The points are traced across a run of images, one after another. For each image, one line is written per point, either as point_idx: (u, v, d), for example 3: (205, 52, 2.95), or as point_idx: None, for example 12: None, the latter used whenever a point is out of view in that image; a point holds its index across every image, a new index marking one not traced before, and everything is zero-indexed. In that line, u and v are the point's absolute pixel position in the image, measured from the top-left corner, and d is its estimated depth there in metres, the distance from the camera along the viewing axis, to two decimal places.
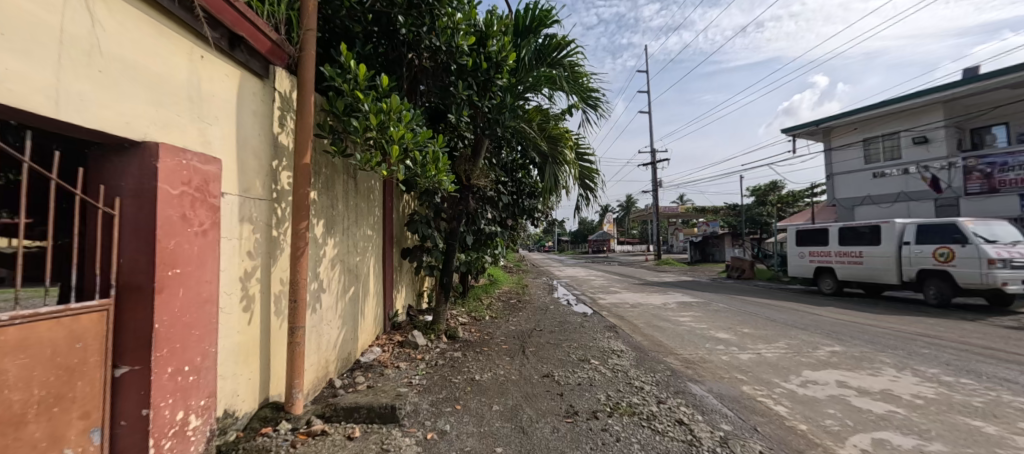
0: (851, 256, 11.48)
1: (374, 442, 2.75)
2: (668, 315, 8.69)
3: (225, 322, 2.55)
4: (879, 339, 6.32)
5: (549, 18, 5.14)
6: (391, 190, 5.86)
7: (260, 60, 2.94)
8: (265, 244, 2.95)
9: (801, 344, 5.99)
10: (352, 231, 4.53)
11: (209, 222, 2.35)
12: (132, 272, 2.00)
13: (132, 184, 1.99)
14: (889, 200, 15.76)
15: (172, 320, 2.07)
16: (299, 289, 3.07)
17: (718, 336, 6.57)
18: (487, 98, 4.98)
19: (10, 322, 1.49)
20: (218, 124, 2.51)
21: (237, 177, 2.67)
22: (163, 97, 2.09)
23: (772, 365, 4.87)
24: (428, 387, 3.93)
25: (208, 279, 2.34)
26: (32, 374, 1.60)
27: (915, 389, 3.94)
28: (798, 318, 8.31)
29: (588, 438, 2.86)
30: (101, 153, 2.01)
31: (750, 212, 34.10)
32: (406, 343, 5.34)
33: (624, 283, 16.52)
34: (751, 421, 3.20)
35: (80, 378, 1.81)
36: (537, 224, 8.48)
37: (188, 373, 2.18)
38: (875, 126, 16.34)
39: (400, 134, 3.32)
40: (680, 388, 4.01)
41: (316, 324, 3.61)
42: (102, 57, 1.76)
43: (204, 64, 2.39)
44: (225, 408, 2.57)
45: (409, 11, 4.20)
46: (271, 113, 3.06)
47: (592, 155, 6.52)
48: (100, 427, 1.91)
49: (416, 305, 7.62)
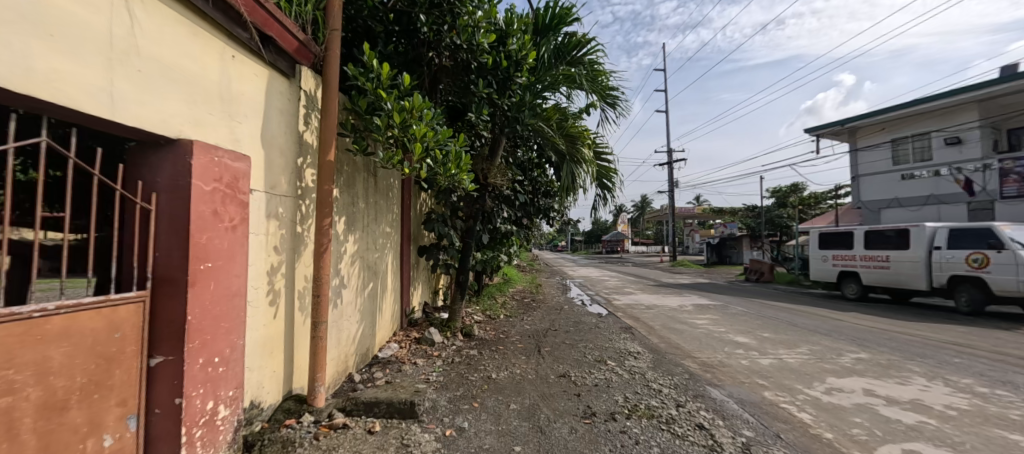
0: (877, 260, 11.11)
1: (394, 437, 2.79)
2: (684, 317, 8.56)
3: (253, 315, 2.62)
4: (906, 347, 6.10)
5: (569, 16, 5.10)
6: (409, 189, 5.93)
7: (287, 59, 3.00)
8: (290, 240, 3.03)
9: (825, 350, 5.83)
10: (372, 228, 4.62)
11: (238, 217, 2.41)
12: (167, 265, 2.06)
13: (167, 180, 2.06)
14: (918, 203, 15.23)
15: (203, 313, 2.13)
16: (322, 285, 3.14)
17: (737, 340, 6.45)
18: (507, 96, 5.00)
19: (55, 311, 1.58)
20: (247, 123, 2.58)
21: (264, 174, 2.73)
22: (196, 97, 2.15)
23: (795, 370, 4.76)
24: (445, 385, 3.96)
25: (237, 273, 2.40)
26: (75, 361, 1.67)
27: (947, 400, 3.79)
28: (821, 323, 8.07)
29: (606, 440, 2.84)
30: (138, 150, 2.07)
31: (770, 214, 33.12)
32: (424, 340, 5.39)
33: (640, 284, 16.34)
34: (774, 428, 3.14)
35: (118, 367, 1.88)
36: (552, 224, 8.46)
37: (218, 364, 2.24)
38: (904, 125, 15.75)
39: (422, 132, 3.37)
40: (700, 392, 3.95)
41: (337, 319, 3.68)
42: (141, 57, 1.82)
43: (235, 64, 2.45)
44: (251, 399, 2.63)
45: (430, 9, 4.21)
46: (297, 112, 3.13)
47: (610, 154, 6.46)
48: (135, 414, 1.98)
49: (432, 301, 7.68)
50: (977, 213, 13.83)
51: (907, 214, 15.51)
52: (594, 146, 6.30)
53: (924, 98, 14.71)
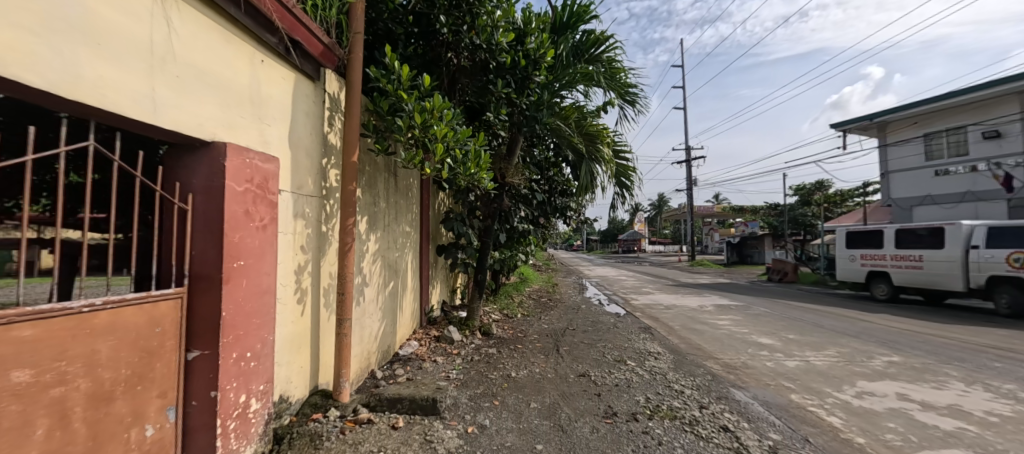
0: (909, 260, 10.67)
1: (417, 433, 2.83)
2: (705, 318, 8.40)
3: (282, 312, 2.70)
4: (942, 350, 5.85)
5: (588, 13, 5.08)
6: (428, 188, 6.01)
7: (312, 63, 3.07)
8: (316, 239, 3.10)
9: (854, 352, 5.64)
10: (392, 227, 4.69)
11: (268, 217, 2.49)
12: (202, 263, 2.15)
13: (202, 182, 2.14)
14: (953, 200, 14.56)
15: (236, 309, 2.21)
16: (346, 283, 3.21)
17: (761, 341, 6.30)
18: (525, 96, 5.00)
19: (102, 307, 1.66)
20: (276, 126, 2.66)
21: (292, 174, 2.81)
22: (228, 101, 2.23)
23: (823, 373, 4.62)
24: (466, 382, 4.00)
25: (267, 271, 2.48)
26: (120, 354, 1.76)
27: (987, 406, 3.62)
28: (850, 325, 7.80)
29: (629, 440, 2.82)
30: (175, 152, 2.15)
31: (793, 212, 32.18)
32: (443, 338, 5.45)
33: (658, 284, 16.08)
34: (802, 431, 3.06)
35: (158, 360, 1.96)
36: (569, 224, 8.43)
37: (250, 359, 2.32)
38: (938, 119, 15.09)
39: (442, 132, 3.41)
40: (723, 393, 3.88)
41: (360, 317, 3.76)
42: (178, 63, 1.90)
43: (264, 68, 2.53)
44: (280, 393, 2.71)
45: (449, 10, 4.26)
46: (322, 114, 3.21)
47: (629, 152, 6.39)
48: (174, 406, 2.06)
49: (450, 300, 7.75)
50: (1018, 210, 13.14)
51: (941, 212, 14.84)
52: (613, 145, 6.25)
53: (960, 90, 14.05)
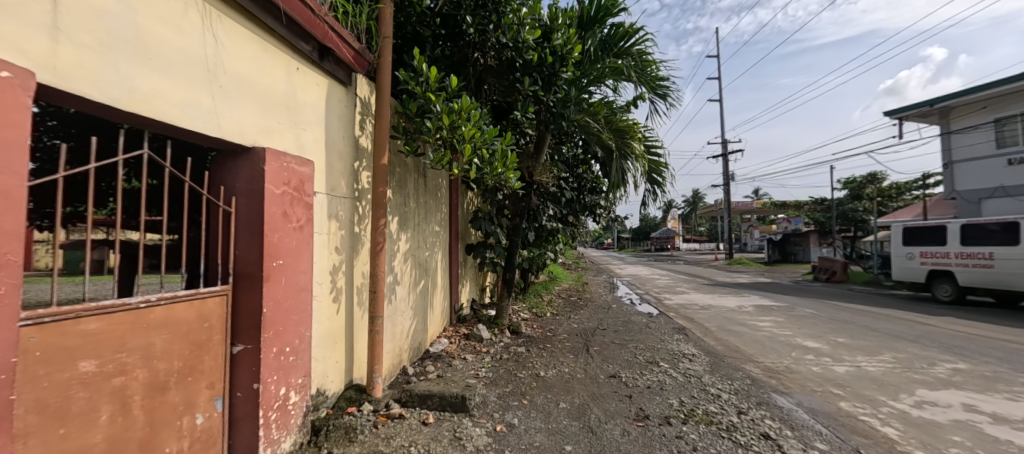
0: (977, 257, 9.75)
1: (447, 429, 2.87)
2: (744, 319, 8.03)
3: (318, 309, 2.82)
4: (1017, 358, 5.30)
5: (616, 6, 4.96)
6: (457, 188, 6.08)
7: (344, 69, 3.17)
8: (349, 239, 3.21)
9: (913, 358, 5.21)
10: (422, 227, 4.78)
11: (305, 218, 2.60)
12: (245, 262, 2.27)
13: (244, 185, 2.26)
14: None
15: (276, 306, 2.32)
16: (378, 282, 3.30)
17: (806, 344, 5.95)
18: (552, 92, 4.94)
19: (157, 302, 1.78)
20: (311, 130, 2.76)
21: (325, 177, 2.91)
22: (266, 108, 2.34)
23: (876, 380, 4.30)
24: (494, 380, 4.02)
25: (304, 269, 2.58)
26: (173, 347, 1.89)
27: None
28: (908, 328, 7.21)
29: (662, 444, 2.74)
30: (219, 158, 2.28)
31: (841, 207, 30.16)
32: (472, 336, 5.51)
33: (693, 283, 15.52)
34: (852, 442, 2.86)
35: (207, 353, 2.09)
36: (598, 221, 8.29)
37: (289, 354, 2.43)
38: (1011, 103, 13.68)
39: (470, 132, 3.44)
40: (764, 399, 3.69)
41: (392, 314, 3.86)
42: (221, 74, 2.01)
43: (299, 75, 2.64)
44: (318, 387, 2.82)
45: (475, 10, 4.29)
46: (353, 118, 3.31)
47: (661, 147, 6.20)
48: (221, 396, 2.19)
49: (479, 298, 7.82)
50: None
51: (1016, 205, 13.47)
52: (644, 140, 6.08)
53: None
